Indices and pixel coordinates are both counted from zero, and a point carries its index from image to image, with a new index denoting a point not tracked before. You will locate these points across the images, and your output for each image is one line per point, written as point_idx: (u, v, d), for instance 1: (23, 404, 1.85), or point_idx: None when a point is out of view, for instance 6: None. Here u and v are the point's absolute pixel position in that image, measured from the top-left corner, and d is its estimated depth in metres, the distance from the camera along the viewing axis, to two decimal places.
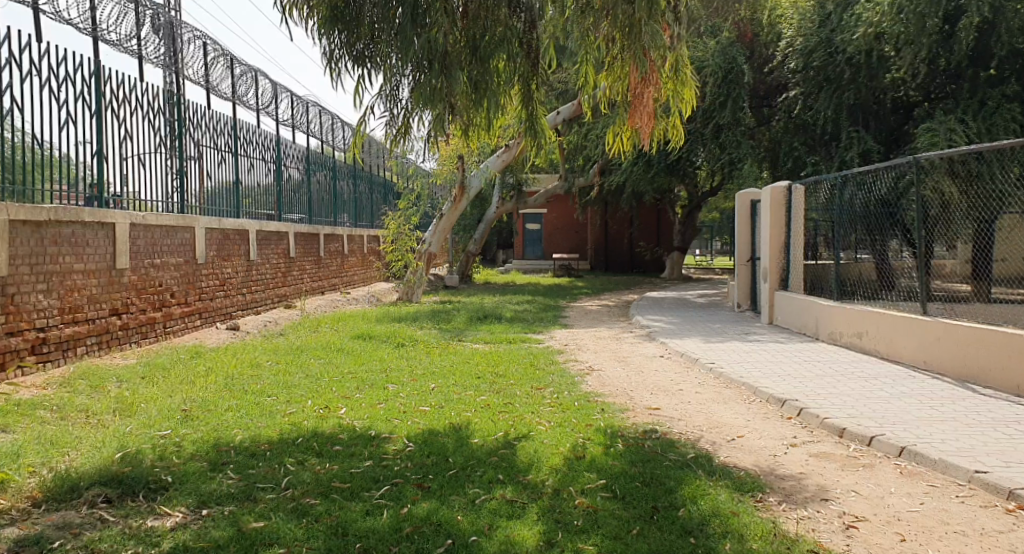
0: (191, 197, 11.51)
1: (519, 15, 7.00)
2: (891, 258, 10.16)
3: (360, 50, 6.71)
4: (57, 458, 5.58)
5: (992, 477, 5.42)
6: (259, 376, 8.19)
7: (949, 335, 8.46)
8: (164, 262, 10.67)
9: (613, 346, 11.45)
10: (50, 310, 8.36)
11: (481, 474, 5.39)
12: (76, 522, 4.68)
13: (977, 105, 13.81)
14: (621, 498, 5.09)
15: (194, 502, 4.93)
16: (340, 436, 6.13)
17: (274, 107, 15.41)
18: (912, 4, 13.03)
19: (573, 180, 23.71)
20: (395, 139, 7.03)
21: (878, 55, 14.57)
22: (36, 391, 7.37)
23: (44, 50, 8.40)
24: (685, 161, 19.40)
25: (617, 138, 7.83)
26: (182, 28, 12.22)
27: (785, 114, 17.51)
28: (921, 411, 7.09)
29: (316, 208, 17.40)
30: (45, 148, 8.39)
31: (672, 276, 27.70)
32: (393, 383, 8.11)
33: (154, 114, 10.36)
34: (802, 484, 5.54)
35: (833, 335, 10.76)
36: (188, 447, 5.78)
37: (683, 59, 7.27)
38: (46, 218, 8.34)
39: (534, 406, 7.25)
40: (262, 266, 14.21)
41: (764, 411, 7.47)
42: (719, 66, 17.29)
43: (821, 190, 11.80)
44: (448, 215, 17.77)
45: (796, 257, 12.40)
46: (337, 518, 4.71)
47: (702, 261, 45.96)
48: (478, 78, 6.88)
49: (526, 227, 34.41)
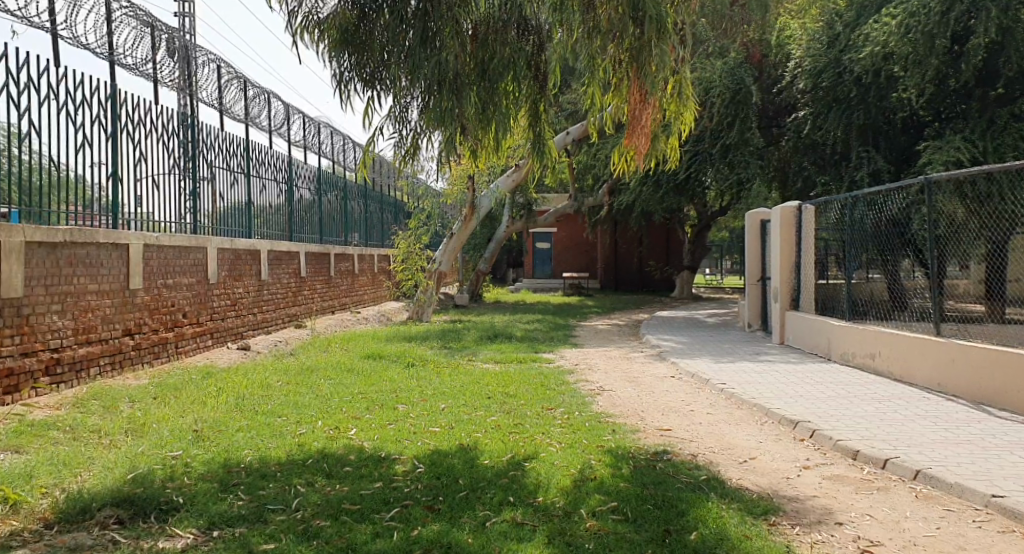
0: (204, 217, 11.64)
1: (528, 37, 7.21)
2: (903, 277, 10.00)
3: (369, 73, 6.73)
4: (70, 478, 5.60)
5: (1010, 502, 5.37)
6: (271, 396, 8.22)
7: (965, 357, 8.40)
8: (176, 282, 10.75)
9: (623, 365, 11.44)
10: (64, 331, 8.41)
11: (491, 496, 5.37)
12: (87, 543, 4.69)
13: (985, 124, 13.79)
14: (633, 520, 5.06)
15: (204, 524, 4.93)
16: (349, 457, 6.13)
17: (287, 128, 15.50)
18: (921, 25, 13.17)
19: (583, 200, 23.75)
20: (403, 159, 7.09)
21: (886, 74, 14.57)
22: (50, 411, 7.41)
23: (61, 74, 8.51)
24: (696, 181, 19.40)
25: (621, 159, 7.70)
26: (196, 51, 12.33)
27: (795, 134, 17.36)
28: (937, 433, 7.05)
29: (326, 227, 17.48)
30: (61, 170, 8.48)
31: (683, 295, 27.55)
32: (403, 403, 8.12)
33: (168, 136, 10.46)
34: (813, 507, 5.50)
35: (845, 355, 10.72)
36: (198, 468, 5.80)
37: (686, 83, 7.17)
38: (63, 239, 8.43)
39: (545, 426, 7.26)
40: (273, 286, 14.25)
41: (776, 433, 7.44)
42: (727, 87, 17.24)
43: (832, 210, 11.71)
44: (459, 234, 17.71)
45: (807, 278, 12.30)
46: (346, 541, 4.70)
47: (709, 278, 46.01)
48: (488, 101, 6.98)
49: (536, 245, 34.00)
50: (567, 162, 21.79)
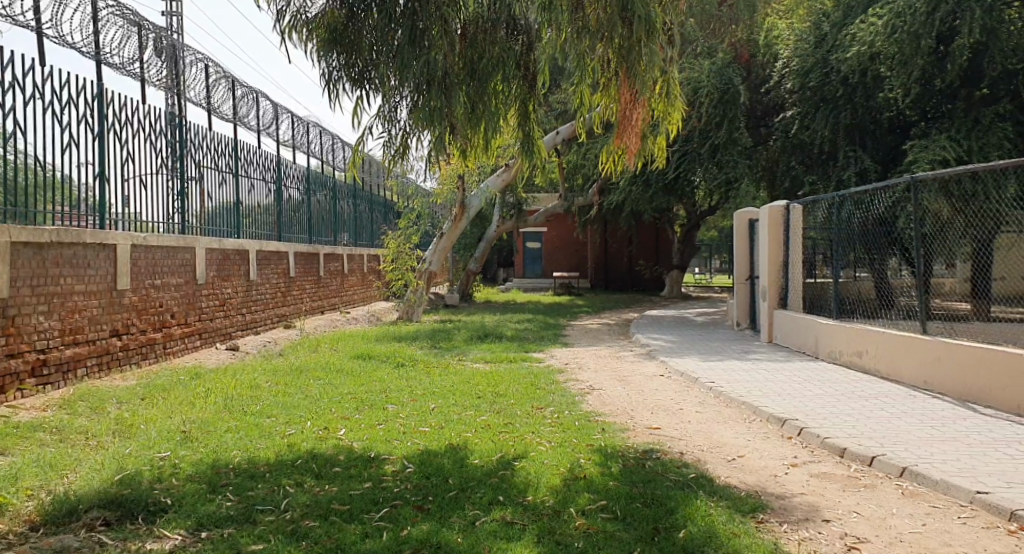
0: (192, 217, 11.60)
1: (517, 37, 7.21)
2: (890, 276, 10.04)
3: (358, 72, 6.73)
4: (56, 480, 5.58)
5: (994, 498, 5.41)
6: (260, 397, 8.20)
7: (951, 355, 8.46)
8: (164, 282, 10.70)
9: (612, 365, 11.46)
10: (50, 332, 8.37)
11: (481, 495, 5.38)
12: (74, 545, 4.67)
13: (970, 124, 13.85)
14: (622, 519, 5.08)
15: (192, 525, 4.91)
16: (338, 458, 6.12)
17: (275, 128, 15.46)
18: (906, 25, 13.25)
19: (573, 200, 23.78)
20: (392, 158, 7.09)
21: (873, 74, 14.66)
22: (36, 413, 7.37)
23: (47, 74, 8.48)
24: (685, 181, 19.46)
25: (609, 159, 7.70)
26: (183, 51, 12.28)
27: (782, 134, 17.44)
28: (923, 430, 7.09)
29: (315, 227, 17.44)
30: (47, 170, 8.44)
31: (672, 295, 27.61)
32: (393, 403, 8.11)
33: (156, 135, 10.43)
34: (800, 504, 5.53)
35: (833, 354, 10.78)
36: (186, 469, 5.77)
37: (674, 83, 7.18)
38: (49, 239, 8.38)
39: (535, 425, 7.27)
40: (261, 286, 14.20)
41: (764, 431, 7.46)
42: (715, 87, 17.29)
43: (820, 209, 11.75)
44: (449, 234, 17.70)
45: (795, 277, 12.34)
46: (335, 541, 4.70)
47: (698, 278, 46.15)
48: (477, 101, 7.00)
49: (526, 244, 34.02)
50: (557, 161, 21.81)
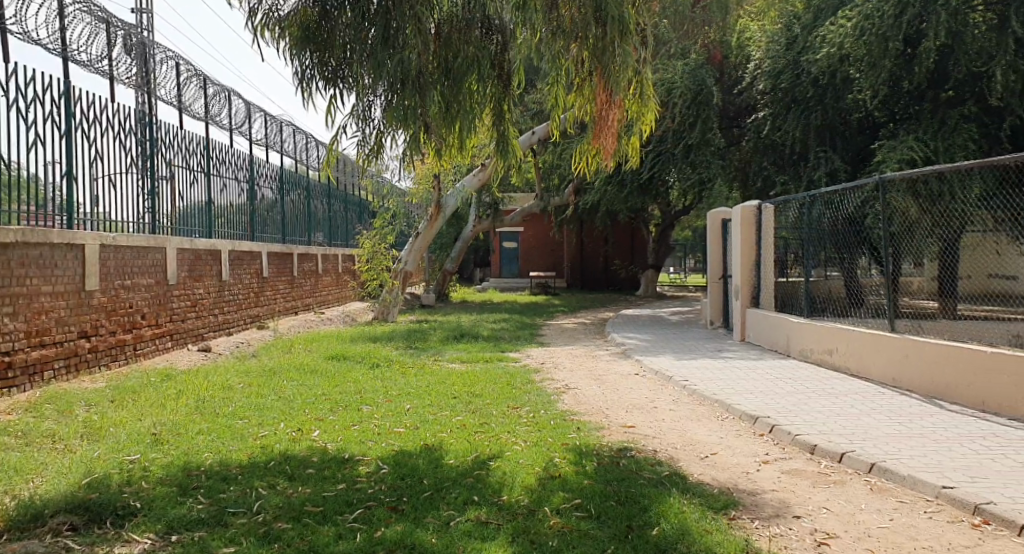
0: (163, 217, 11.48)
1: (492, 37, 7.16)
2: (859, 275, 10.15)
3: (331, 71, 6.69)
4: (21, 484, 5.49)
5: (960, 493, 5.48)
6: (232, 398, 8.13)
7: (918, 353, 8.57)
8: (135, 283, 10.58)
9: (588, 364, 11.49)
10: (16, 334, 8.24)
11: (455, 495, 5.37)
12: (39, 550, 4.60)
13: (937, 125, 14.02)
14: (595, 517, 5.09)
15: (162, 528, 4.86)
16: (311, 459, 6.07)
17: (248, 127, 15.34)
18: (874, 27, 13.43)
19: (548, 200, 23.81)
20: (367, 158, 7.06)
21: (842, 75, 14.84)
22: (2, 417, 7.25)
23: (12, 71, 8.36)
24: (659, 181, 19.57)
25: (583, 159, 7.70)
26: (154, 49, 12.14)
27: (754, 134, 17.58)
28: (892, 427, 7.18)
29: (289, 227, 17.33)
30: (13, 168, 8.30)
31: (648, 294, 27.74)
32: (367, 404, 8.09)
33: (126, 134, 10.31)
34: (772, 501, 5.57)
35: (804, 352, 10.88)
36: (156, 472, 5.71)
37: (646, 84, 7.20)
38: (14, 240, 8.26)
39: (510, 425, 7.27)
40: (234, 286, 14.09)
41: (737, 428, 7.52)
42: (689, 88, 17.41)
43: (791, 209, 11.85)
44: (425, 234, 17.65)
45: (768, 276, 12.44)
46: (308, 543, 4.67)
47: (673, 277, 46.39)
48: (451, 100, 6.98)
49: (503, 244, 34.03)
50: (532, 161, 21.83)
